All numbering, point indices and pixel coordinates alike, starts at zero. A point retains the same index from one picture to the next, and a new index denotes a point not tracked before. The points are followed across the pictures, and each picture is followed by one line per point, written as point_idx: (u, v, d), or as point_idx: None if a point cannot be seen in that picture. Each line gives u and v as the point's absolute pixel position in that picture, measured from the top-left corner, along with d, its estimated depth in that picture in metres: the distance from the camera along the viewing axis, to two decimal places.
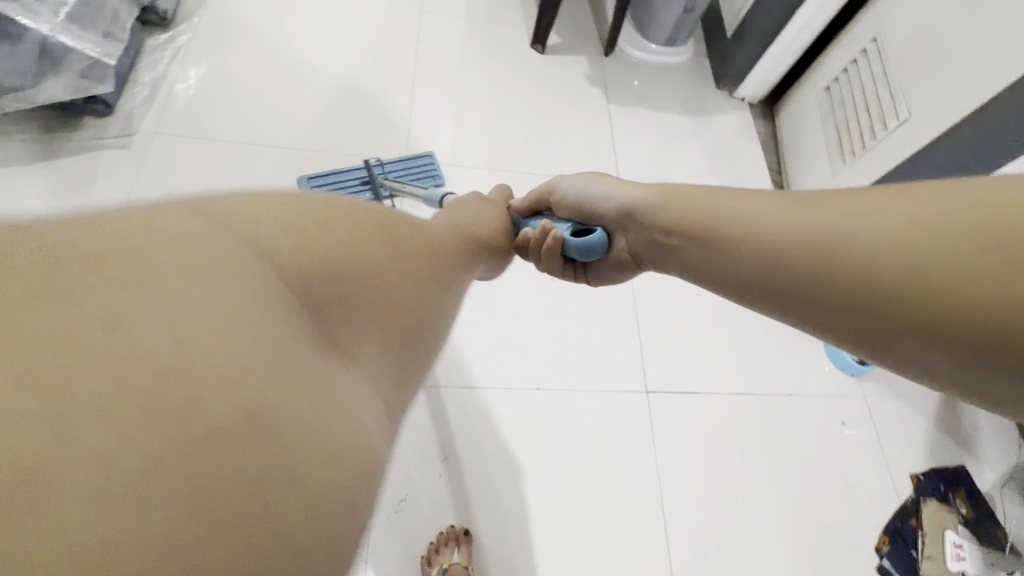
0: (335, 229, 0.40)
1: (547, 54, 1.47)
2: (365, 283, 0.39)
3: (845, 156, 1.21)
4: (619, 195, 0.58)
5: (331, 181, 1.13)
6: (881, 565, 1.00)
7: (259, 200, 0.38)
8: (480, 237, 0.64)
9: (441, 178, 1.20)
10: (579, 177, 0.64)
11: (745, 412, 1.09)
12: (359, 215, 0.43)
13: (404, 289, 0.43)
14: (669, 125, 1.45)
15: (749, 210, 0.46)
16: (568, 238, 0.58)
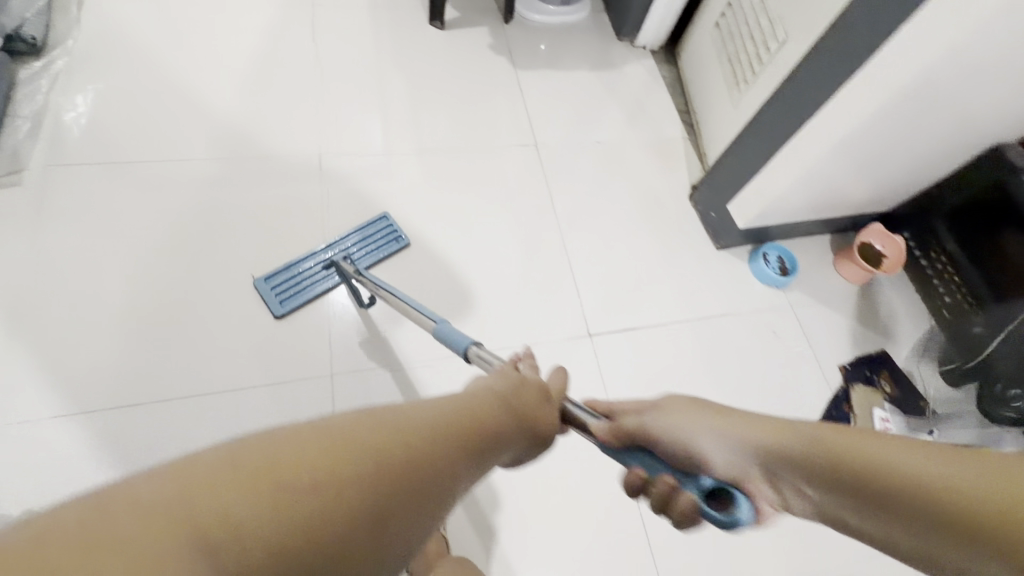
0: (327, 517, 0.32)
1: (447, 30, 1.47)
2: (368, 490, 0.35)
3: (738, 84, 1.27)
4: (713, 435, 0.50)
5: (291, 277, 1.05)
6: None
7: (264, 465, 0.32)
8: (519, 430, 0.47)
9: (405, 238, 1.15)
10: (657, 412, 0.54)
11: (684, 339, 1.16)
12: (357, 477, 0.34)
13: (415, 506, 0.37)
14: (578, 82, 1.48)
15: (865, 454, 0.43)
16: (707, 507, 0.43)
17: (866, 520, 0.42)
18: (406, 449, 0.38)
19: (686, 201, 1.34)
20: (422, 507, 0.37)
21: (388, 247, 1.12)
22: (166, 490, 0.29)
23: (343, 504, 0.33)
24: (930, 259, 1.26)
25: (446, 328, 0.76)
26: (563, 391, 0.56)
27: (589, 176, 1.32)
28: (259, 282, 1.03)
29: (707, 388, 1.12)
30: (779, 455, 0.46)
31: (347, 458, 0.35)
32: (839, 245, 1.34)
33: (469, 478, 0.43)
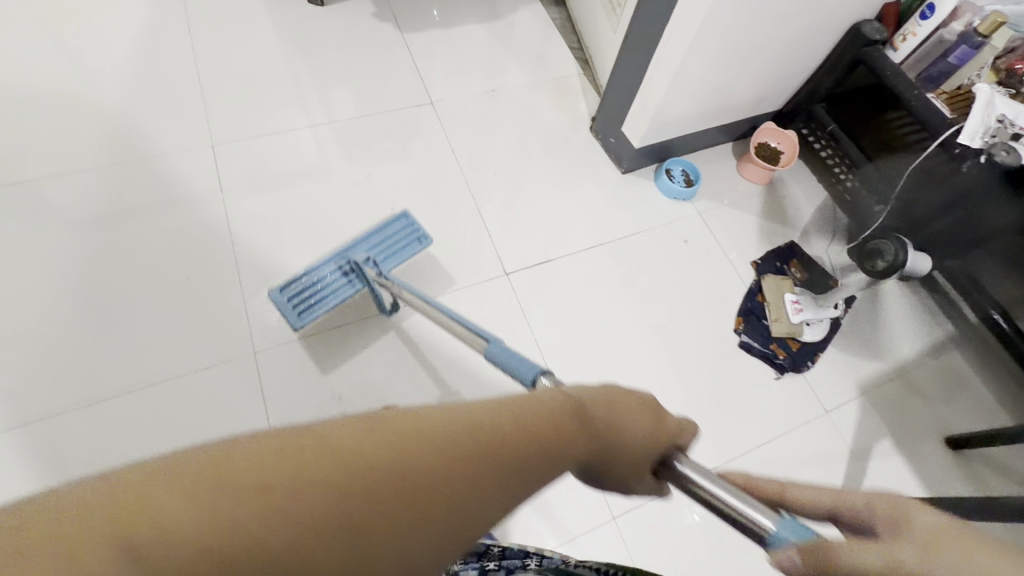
0: (287, 514, 0.24)
1: (329, 6, 1.46)
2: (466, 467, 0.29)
3: (615, 9, 1.29)
4: None
5: (309, 287, 1.01)
6: (743, 342, 1.14)
7: (231, 463, 0.24)
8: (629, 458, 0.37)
9: (427, 238, 1.09)
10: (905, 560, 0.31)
11: (599, 262, 1.20)
12: (345, 494, 0.25)
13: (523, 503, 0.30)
14: (468, 36, 1.49)
15: None
16: None
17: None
18: (430, 459, 0.27)
19: (588, 133, 1.37)
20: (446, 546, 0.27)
21: (410, 246, 1.07)
22: (108, 488, 0.23)
23: (326, 525, 0.24)
24: (822, 143, 1.30)
25: (506, 354, 0.58)
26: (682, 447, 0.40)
27: (489, 125, 1.34)
28: (276, 295, 1.00)
29: (626, 304, 1.16)
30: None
31: (350, 468, 0.26)
32: (741, 150, 1.39)
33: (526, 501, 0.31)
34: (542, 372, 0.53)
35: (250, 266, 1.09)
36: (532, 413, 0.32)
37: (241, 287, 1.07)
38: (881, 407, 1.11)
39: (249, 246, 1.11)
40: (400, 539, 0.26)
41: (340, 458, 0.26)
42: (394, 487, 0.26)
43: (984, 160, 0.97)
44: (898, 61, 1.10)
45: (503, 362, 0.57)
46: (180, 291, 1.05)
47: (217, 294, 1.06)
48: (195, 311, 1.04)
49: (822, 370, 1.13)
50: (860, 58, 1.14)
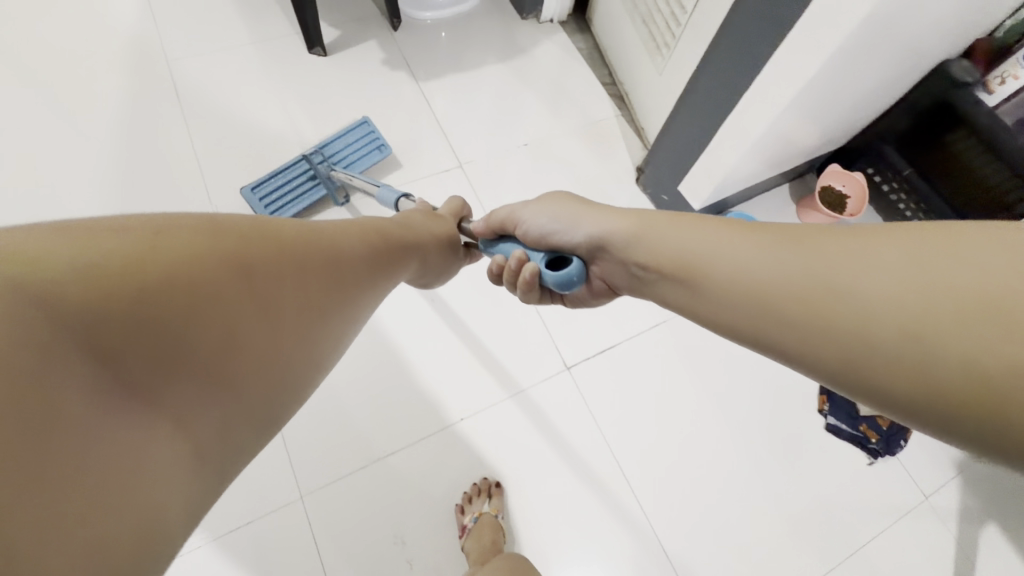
0: (226, 254, 0.37)
1: (331, 54, 1.30)
2: (308, 240, 0.45)
3: (660, 50, 1.15)
4: (590, 223, 0.54)
5: (277, 187, 1.10)
6: (830, 425, 1.04)
7: (184, 227, 0.36)
8: (418, 233, 0.64)
9: (388, 147, 1.17)
10: (538, 209, 0.60)
11: (664, 341, 1.09)
12: (233, 247, 0.38)
13: (351, 270, 0.49)
14: (490, 78, 1.33)
15: (741, 258, 0.40)
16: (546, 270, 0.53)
17: (675, 278, 0.45)
18: (307, 239, 0.45)
19: (635, 186, 1.24)
20: (322, 290, 0.44)
21: (371, 154, 1.16)
22: (85, 229, 0.31)
23: (245, 265, 0.38)
24: (892, 186, 1.20)
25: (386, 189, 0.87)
26: (455, 212, 0.77)
27: (524, 186, 1.21)
28: (246, 192, 1.08)
29: (699, 389, 1.06)
30: (615, 236, 0.51)
31: (255, 233, 0.40)
32: (798, 192, 1.27)
33: (368, 276, 0.52)
34: (404, 195, 0.86)
35: None
36: (347, 221, 0.54)
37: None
38: (983, 491, 1.02)
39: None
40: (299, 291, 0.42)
41: (259, 233, 0.41)
42: (287, 247, 0.42)
43: None
44: (993, 105, 0.99)
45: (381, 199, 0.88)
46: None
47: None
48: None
49: (916, 449, 1.04)
50: (944, 101, 1.03)
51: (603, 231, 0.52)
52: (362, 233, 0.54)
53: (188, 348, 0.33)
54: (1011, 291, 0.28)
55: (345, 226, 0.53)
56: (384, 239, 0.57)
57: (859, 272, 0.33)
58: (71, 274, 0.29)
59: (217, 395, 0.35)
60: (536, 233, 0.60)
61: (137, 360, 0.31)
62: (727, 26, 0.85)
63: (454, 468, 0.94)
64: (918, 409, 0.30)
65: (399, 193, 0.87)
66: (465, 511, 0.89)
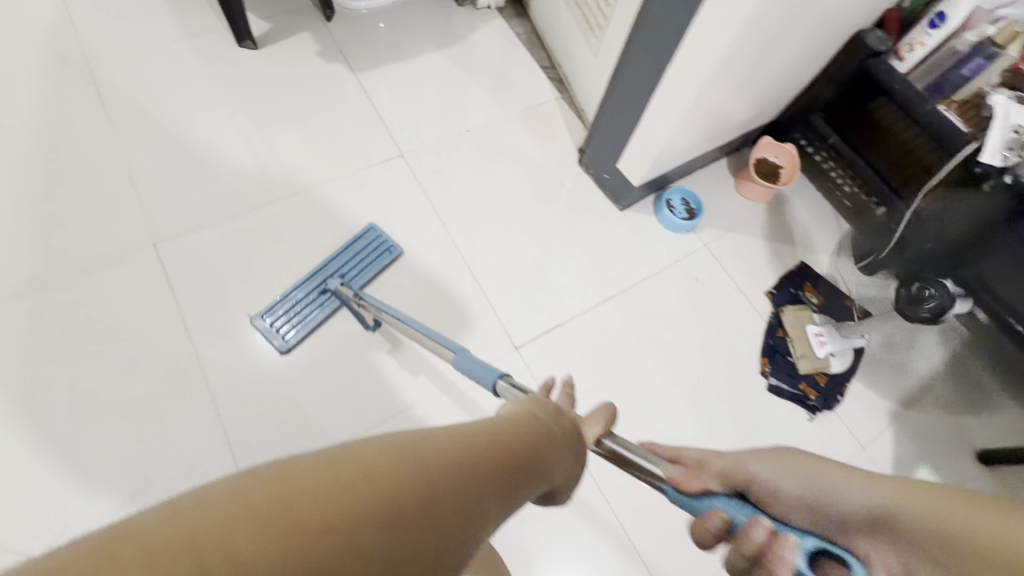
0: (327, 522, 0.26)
1: (263, 47, 1.27)
2: (415, 466, 0.30)
3: (594, 30, 1.16)
4: (854, 492, 0.35)
5: (289, 307, 1.03)
6: (772, 385, 1.08)
7: (281, 491, 0.26)
8: (557, 442, 0.43)
9: (398, 247, 1.10)
10: (772, 460, 0.40)
11: (614, 318, 1.11)
12: (295, 502, 0.26)
13: (478, 511, 0.32)
14: (429, 66, 1.33)
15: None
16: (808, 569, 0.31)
17: None
18: (433, 469, 0.31)
19: (578, 167, 1.25)
20: (429, 547, 0.29)
21: (382, 258, 1.08)
22: (160, 516, 0.23)
23: (355, 544, 0.26)
24: (821, 154, 1.24)
25: (469, 362, 0.73)
26: (607, 426, 0.52)
27: (468, 172, 1.21)
28: (258, 320, 1.01)
29: (649, 361, 1.08)
30: (895, 508, 0.33)
31: (364, 471, 0.28)
32: (735, 166, 1.31)
33: (507, 512, 0.35)
34: (501, 374, 0.69)
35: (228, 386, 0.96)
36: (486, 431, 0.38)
37: (216, 406, 0.96)
38: (915, 433, 1.09)
39: (218, 361, 0.98)
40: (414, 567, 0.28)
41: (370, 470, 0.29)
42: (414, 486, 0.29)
43: (1009, 180, 0.93)
44: (904, 72, 1.04)
45: (468, 371, 0.72)
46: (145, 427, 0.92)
47: (190, 421, 0.94)
48: (170, 447, 0.92)
49: (853, 402, 1.09)
50: (863, 69, 1.07)
51: (876, 498, 0.34)
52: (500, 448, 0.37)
53: None
54: None
55: (472, 425, 0.38)
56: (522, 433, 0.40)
57: (875, 481, 0.35)
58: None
59: None
60: (774, 497, 0.38)
61: None
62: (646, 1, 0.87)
63: None
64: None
65: (498, 372, 0.69)
66: None
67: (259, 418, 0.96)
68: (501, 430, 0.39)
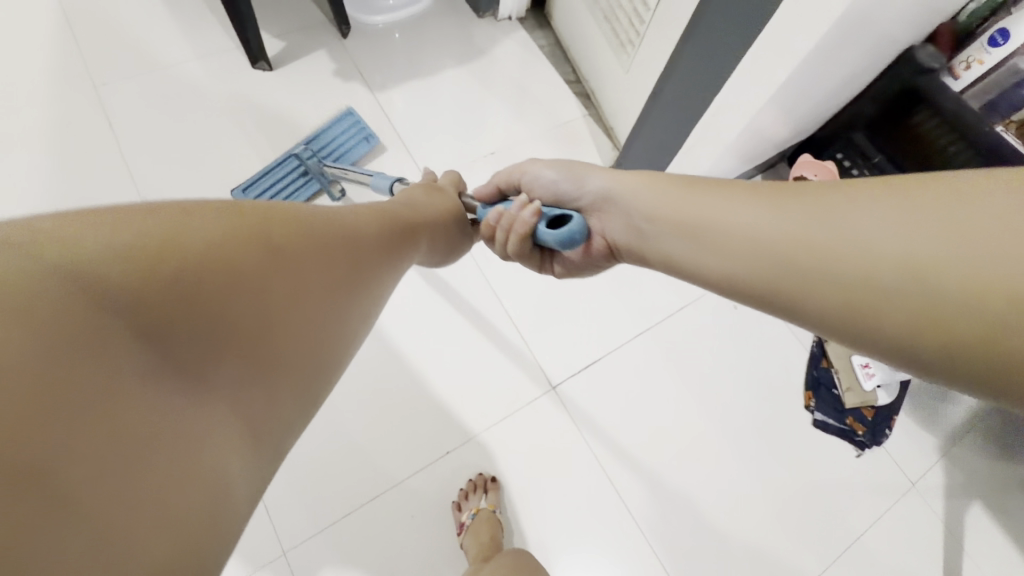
0: (224, 252, 0.34)
1: (276, 66, 1.22)
2: (332, 232, 0.44)
3: (625, 46, 1.10)
4: (603, 176, 0.55)
5: (266, 184, 1.08)
6: (817, 421, 1.04)
7: (166, 231, 0.32)
8: (426, 210, 0.63)
9: (375, 137, 1.17)
10: (545, 167, 0.62)
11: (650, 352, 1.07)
12: (261, 221, 0.38)
13: (363, 256, 0.47)
14: (449, 82, 1.27)
15: (739, 225, 0.40)
16: (543, 227, 0.55)
17: (679, 241, 0.45)
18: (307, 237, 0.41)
19: None
20: (344, 271, 0.43)
21: (359, 144, 1.15)
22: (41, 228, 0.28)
23: (279, 243, 0.38)
24: (863, 172, 1.20)
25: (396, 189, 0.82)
26: (456, 184, 0.75)
27: None
28: (236, 193, 1.06)
29: (689, 396, 1.04)
30: (618, 192, 0.52)
31: (292, 217, 0.41)
32: (772, 184, 1.26)
33: (386, 260, 0.51)
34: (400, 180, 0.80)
35: None
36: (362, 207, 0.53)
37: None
38: (968, 468, 1.04)
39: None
40: (314, 270, 0.40)
41: (242, 216, 0.37)
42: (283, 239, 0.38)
43: None
44: (959, 90, 0.98)
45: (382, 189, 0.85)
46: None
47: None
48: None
49: (902, 438, 1.05)
50: (909, 86, 1.01)
51: (613, 187, 0.53)
52: (374, 216, 0.53)
53: (223, 334, 0.33)
54: (941, 256, 0.29)
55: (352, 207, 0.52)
56: (371, 207, 0.55)
57: (744, 207, 0.40)
58: (91, 254, 0.28)
59: (219, 372, 0.32)
60: (544, 188, 0.62)
61: (155, 370, 0.30)
62: (692, 28, 0.82)
63: (443, 507, 0.92)
64: (799, 301, 0.35)
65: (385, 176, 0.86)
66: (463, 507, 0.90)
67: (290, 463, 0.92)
68: (363, 206, 0.53)
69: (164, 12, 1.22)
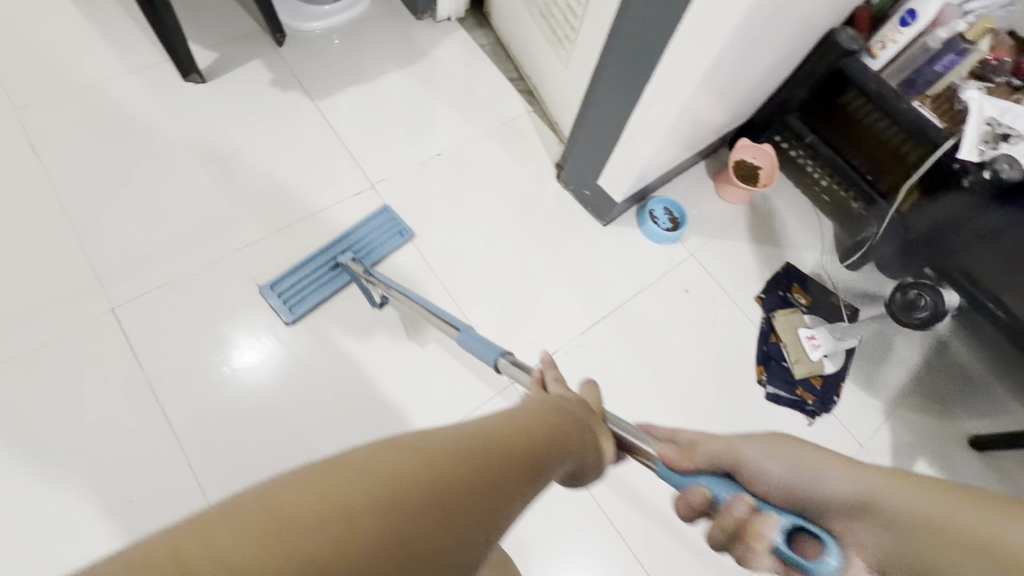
0: (359, 516, 0.29)
1: (209, 77, 1.19)
2: (484, 455, 0.37)
3: (562, 41, 1.12)
4: (838, 468, 0.42)
5: (297, 282, 1.04)
6: (770, 394, 1.08)
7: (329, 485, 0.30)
8: (582, 425, 0.50)
9: (409, 230, 1.11)
10: (759, 443, 0.47)
11: (607, 342, 1.09)
12: (404, 471, 0.32)
13: (516, 472, 0.38)
14: (392, 86, 1.26)
15: (932, 514, 0.36)
16: (795, 552, 0.38)
17: (885, 528, 0.37)
18: (457, 467, 0.34)
19: (556, 183, 1.22)
20: (494, 509, 0.35)
21: (392, 240, 1.09)
22: (178, 534, 0.26)
23: (428, 496, 0.32)
24: (798, 151, 1.24)
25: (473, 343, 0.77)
26: (598, 399, 0.60)
27: (444, 198, 1.17)
28: (267, 292, 1.02)
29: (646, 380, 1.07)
30: (864, 487, 0.39)
31: (450, 459, 0.35)
32: (715, 169, 1.29)
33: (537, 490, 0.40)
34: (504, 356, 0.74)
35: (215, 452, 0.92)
36: (529, 423, 0.44)
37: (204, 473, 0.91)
38: (910, 425, 1.10)
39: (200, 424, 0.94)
40: (451, 521, 0.32)
41: (391, 478, 0.31)
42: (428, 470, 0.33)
43: (987, 176, 0.91)
44: (876, 70, 1.03)
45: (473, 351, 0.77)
46: (126, 499, 0.88)
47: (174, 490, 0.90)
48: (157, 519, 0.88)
49: (849, 403, 1.10)
50: (835, 68, 1.06)
51: (852, 480, 0.40)
52: (537, 430, 0.44)
53: None
54: None
55: (507, 419, 0.43)
56: (527, 420, 0.45)
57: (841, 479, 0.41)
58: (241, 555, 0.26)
59: None
60: (763, 478, 0.45)
61: None
62: (619, 19, 0.84)
63: None
64: None
65: (501, 350, 0.75)
66: None
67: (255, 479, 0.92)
68: (519, 419, 0.44)
69: (86, 28, 1.17)
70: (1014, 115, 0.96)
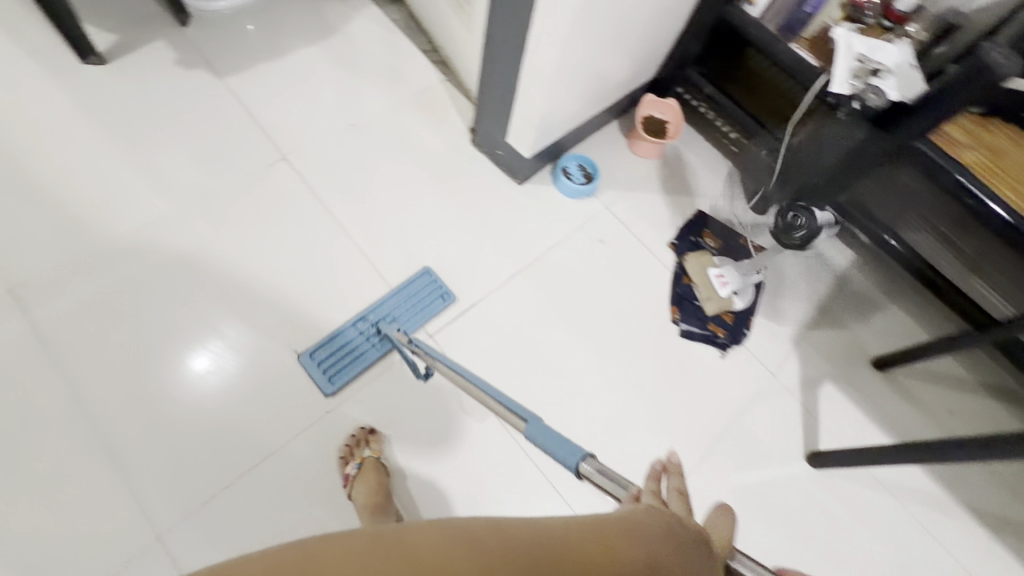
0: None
1: (109, 60, 1.17)
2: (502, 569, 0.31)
3: (463, 6, 1.15)
4: None
5: (337, 351, 1.02)
6: (683, 331, 1.14)
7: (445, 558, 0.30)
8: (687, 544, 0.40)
9: (451, 294, 1.09)
10: None
11: (526, 294, 1.12)
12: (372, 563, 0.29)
13: None
14: (303, 62, 1.27)
15: None
16: None
17: None
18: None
19: (472, 147, 1.25)
20: None
21: (435, 305, 1.08)
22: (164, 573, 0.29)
23: None
24: (700, 103, 1.27)
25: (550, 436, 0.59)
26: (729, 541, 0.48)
27: (361, 168, 1.18)
28: (306, 360, 1.00)
29: (566, 326, 1.11)
30: None
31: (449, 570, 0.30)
32: (626, 127, 1.34)
33: None
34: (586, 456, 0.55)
35: (145, 416, 0.94)
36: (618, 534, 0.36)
37: (121, 470, 0.90)
38: (818, 349, 1.17)
39: (114, 418, 0.93)
40: None
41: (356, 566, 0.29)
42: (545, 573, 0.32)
43: (857, 106, 1.01)
44: (756, 16, 1.09)
45: (547, 446, 0.59)
46: (39, 502, 0.87)
47: (91, 488, 0.88)
48: (84, 509, 0.87)
49: (759, 334, 1.16)
50: (721, 17, 1.12)
51: None
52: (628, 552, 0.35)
53: None
54: None
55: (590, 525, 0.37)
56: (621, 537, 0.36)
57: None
58: None
59: None
60: None
61: None
62: None
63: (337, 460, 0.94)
64: None
65: (580, 451, 0.56)
66: (349, 460, 0.93)
67: (176, 467, 0.91)
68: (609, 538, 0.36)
69: None
70: (883, 51, 1.01)
